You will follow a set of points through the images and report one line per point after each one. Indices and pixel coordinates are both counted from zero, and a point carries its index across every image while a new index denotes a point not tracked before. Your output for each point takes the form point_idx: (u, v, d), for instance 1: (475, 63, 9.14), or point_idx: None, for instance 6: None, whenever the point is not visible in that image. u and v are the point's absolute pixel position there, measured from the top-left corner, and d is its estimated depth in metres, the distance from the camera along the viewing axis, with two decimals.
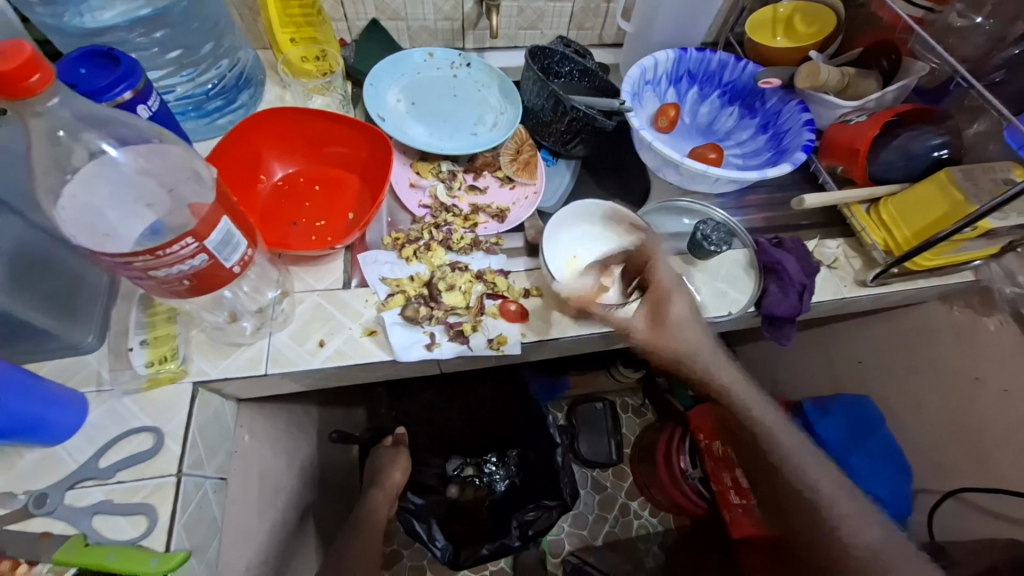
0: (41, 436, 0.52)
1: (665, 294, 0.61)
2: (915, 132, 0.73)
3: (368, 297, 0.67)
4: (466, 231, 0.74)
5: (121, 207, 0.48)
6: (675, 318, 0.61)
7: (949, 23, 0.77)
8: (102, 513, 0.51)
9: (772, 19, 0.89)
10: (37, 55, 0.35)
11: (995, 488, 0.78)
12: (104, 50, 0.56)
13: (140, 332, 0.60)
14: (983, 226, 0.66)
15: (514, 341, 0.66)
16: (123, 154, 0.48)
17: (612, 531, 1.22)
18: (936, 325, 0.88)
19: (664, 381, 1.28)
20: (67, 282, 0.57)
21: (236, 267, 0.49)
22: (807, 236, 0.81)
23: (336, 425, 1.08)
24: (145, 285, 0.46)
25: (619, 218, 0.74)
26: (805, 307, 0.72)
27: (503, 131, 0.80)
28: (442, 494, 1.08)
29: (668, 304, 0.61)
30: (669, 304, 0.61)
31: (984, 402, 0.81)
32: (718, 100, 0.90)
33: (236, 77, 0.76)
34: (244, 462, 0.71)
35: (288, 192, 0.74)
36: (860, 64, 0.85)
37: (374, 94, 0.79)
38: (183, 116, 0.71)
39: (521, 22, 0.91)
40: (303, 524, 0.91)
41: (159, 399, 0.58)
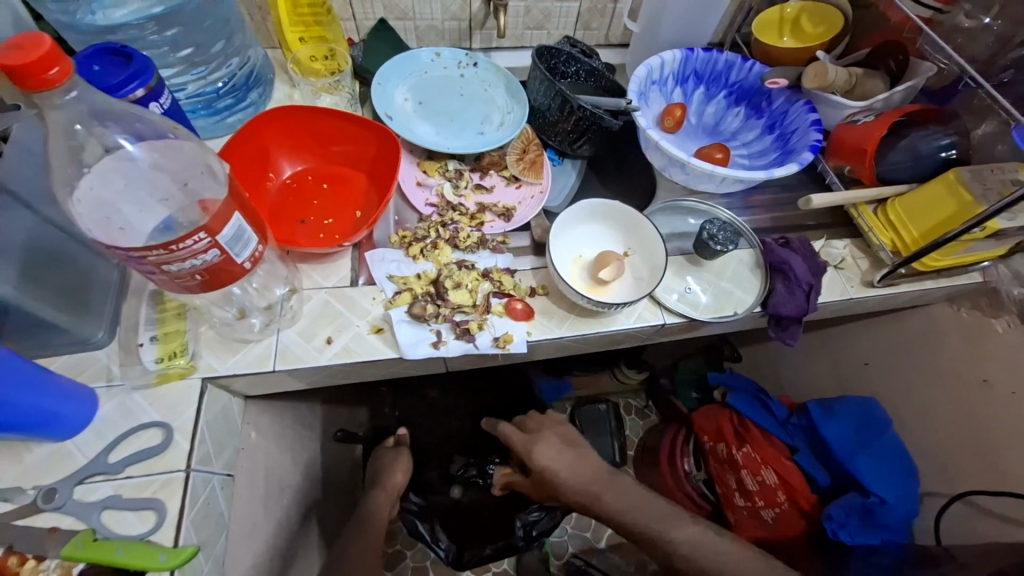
0: (51, 431, 0.53)
1: (529, 444, 0.75)
2: (923, 132, 0.73)
3: (375, 295, 0.67)
4: (473, 230, 0.74)
5: (136, 202, 0.49)
6: (546, 468, 0.72)
7: (957, 24, 0.77)
8: (111, 508, 0.52)
9: (779, 19, 0.89)
10: (56, 49, 0.36)
11: (1004, 490, 0.78)
12: (116, 47, 0.57)
13: (150, 327, 0.60)
14: (992, 225, 0.66)
15: (520, 339, 0.66)
16: (139, 149, 0.49)
17: (615, 532, 1.22)
18: (943, 326, 0.87)
19: (667, 382, 1.29)
20: (78, 278, 0.57)
21: (247, 263, 0.50)
22: (815, 236, 0.81)
23: (340, 423, 1.09)
24: (158, 280, 0.47)
25: (631, 226, 0.74)
26: (811, 308, 0.71)
27: (509, 130, 0.80)
28: (445, 495, 1.07)
29: (533, 455, 0.74)
30: (533, 455, 0.74)
31: (991, 404, 0.81)
32: (724, 100, 0.90)
33: (246, 76, 0.77)
34: (250, 460, 0.72)
35: (296, 190, 0.74)
36: (868, 65, 0.85)
37: (382, 93, 0.80)
38: (193, 114, 0.72)
39: (528, 22, 0.92)
40: (307, 522, 0.91)
41: (169, 394, 0.58)
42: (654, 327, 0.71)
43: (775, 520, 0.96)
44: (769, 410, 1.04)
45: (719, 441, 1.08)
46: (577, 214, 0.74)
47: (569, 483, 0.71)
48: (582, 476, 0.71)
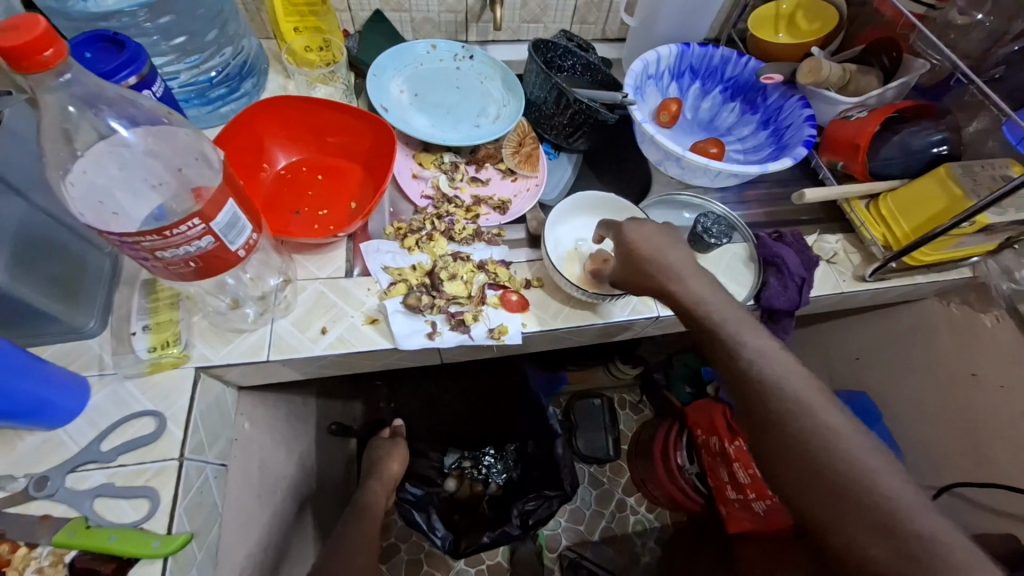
0: (42, 418, 0.52)
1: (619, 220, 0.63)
2: (915, 128, 0.74)
3: (370, 286, 0.67)
4: (468, 222, 0.74)
5: (129, 188, 0.48)
6: (639, 243, 0.60)
7: (950, 20, 0.78)
8: (104, 496, 0.52)
9: (774, 15, 0.89)
10: (51, 30, 0.35)
11: (993, 483, 0.79)
12: (109, 34, 0.56)
13: (142, 317, 0.60)
14: (981, 221, 0.67)
15: (515, 331, 0.66)
16: (134, 134, 0.48)
17: (609, 526, 1.23)
18: (934, 321, 0.88)
19: (661, 377, 1.29)
20: (71, 266, 0.57)
21: (241, 251, 0.50)
22: (807, 231, 0.82)
23: (334, 417, 1.08)
24: (151, 267, 0.46)
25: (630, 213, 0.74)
26: (803, 301, 0.73)
27: (504, 123, 0.80)
28: (441, 487, 1.09)
29: (624, 230, 0.61)
30: (626, 234, 0.61)
31: (980, 397, 0.82)
32: (719, 95, 0.90)
33: (240, 65, 0.76)
34: (245, 449, 0.72)
35: (290, 180, 0.74)
36: (862, 60, 0.85)
37: (377, 84, 0.79)
38: (186, 103, 0.71)
39: (525, 15, 0.92)
40: (302, 513, 0.91)
41: (162, 383, 0.58)
42: (647, 319, 0.71)
43: (768, 512, 0.97)
44: None
45: (712, 434, 1.07)
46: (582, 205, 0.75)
47: (678, 279, 0.56)
48: (692, 270, 0.57)
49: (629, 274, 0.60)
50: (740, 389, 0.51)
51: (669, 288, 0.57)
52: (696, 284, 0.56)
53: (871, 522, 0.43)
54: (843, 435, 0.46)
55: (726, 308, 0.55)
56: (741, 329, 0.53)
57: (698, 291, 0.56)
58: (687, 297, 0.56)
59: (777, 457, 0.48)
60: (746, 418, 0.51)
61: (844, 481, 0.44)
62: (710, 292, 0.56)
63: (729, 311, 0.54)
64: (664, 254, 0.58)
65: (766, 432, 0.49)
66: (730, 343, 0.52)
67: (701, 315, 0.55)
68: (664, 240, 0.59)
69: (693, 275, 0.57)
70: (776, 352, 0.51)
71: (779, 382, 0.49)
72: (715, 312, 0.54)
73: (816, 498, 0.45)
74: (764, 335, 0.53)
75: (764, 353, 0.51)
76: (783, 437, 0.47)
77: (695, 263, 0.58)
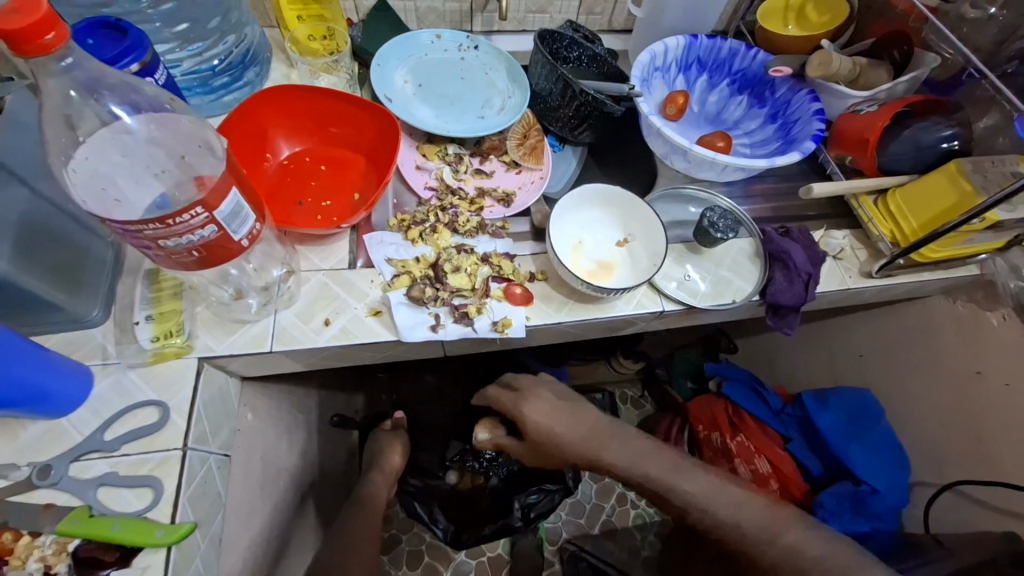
0: (44, 407, 0.52)
1: (518, 398, 0.72)
2: (926, 123, 0.73)
3: (373, 278, 0.67)
4: (472, 215, 0.73)
5: (132, 177, 0.48)
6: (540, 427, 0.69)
7: (962, 14, 0.77)
8: (107, 485, 0.52)
9: (784, 6, 0.88)
10: (53, 13, 0.35)
11: (998, 483, 0.78)
12: (111, 21, 0.56)
13: (145, 307, 0.60)
14: (991, 217, 0.66)
15: (519, 324, 0.66)
16: (137, 121, 0.48)
17: (609, 519, 1.24)
18: (939, 318, 0.88)
19: (664, 372, 1.28)
20: (74, 255, 0.57)
21: (245, 241, 0.49)
22: (815, 226, 0.81)
23: (336, 409, 1.09)
24: (154, 256, 0.46)
25: (631, 212, 0.74)
26: (809, 297, 0.72)
27: (509, 115, 0.80)
28: (441, 480, 1.08)
29: (525, 412, 0.70)
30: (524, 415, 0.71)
31: (985, 395, 0.81)
32: (727, 89, 0.89)
33: (242, 53, 0.75)
34: (247, 439, 0.72)
35: (293, 171, 0.73)
36: (872, 54, 0.84)
37: (381, 74, 0.79)
38: (188, 92, 0.71)
39: (530, 5, 0.91)
40: (304, 503, 0.92)
41: (166, 373, 0.58)
42: (652, 313, 0.71)
43: None
44: (763, 400, 1.07)
45: (714, 431, 1.08)
46: (586, 198, 0.75)
47: (568, 442, 0.68)
48: (576, 433, 0.68)
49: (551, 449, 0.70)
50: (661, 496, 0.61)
51: (566, 454, 0.69)
52: (574, 438, 0.68)
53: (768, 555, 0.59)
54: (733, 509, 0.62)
55: (620, 454, 0.67)
56: (635, 463, 0.66)
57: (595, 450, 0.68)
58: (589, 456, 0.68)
59: None
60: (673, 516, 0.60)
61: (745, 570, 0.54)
62: (600, 442, 0.68)
63: (623, 452, 0.67)
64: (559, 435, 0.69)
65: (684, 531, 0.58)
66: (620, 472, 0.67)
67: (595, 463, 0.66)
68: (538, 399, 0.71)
69: (576, 432, 0.68)
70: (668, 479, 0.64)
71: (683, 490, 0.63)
72: (614, 462, 0.67)
73: None
74: (653, 462, 0.66)
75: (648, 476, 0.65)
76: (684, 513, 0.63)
77: (564, 410, 0.70)
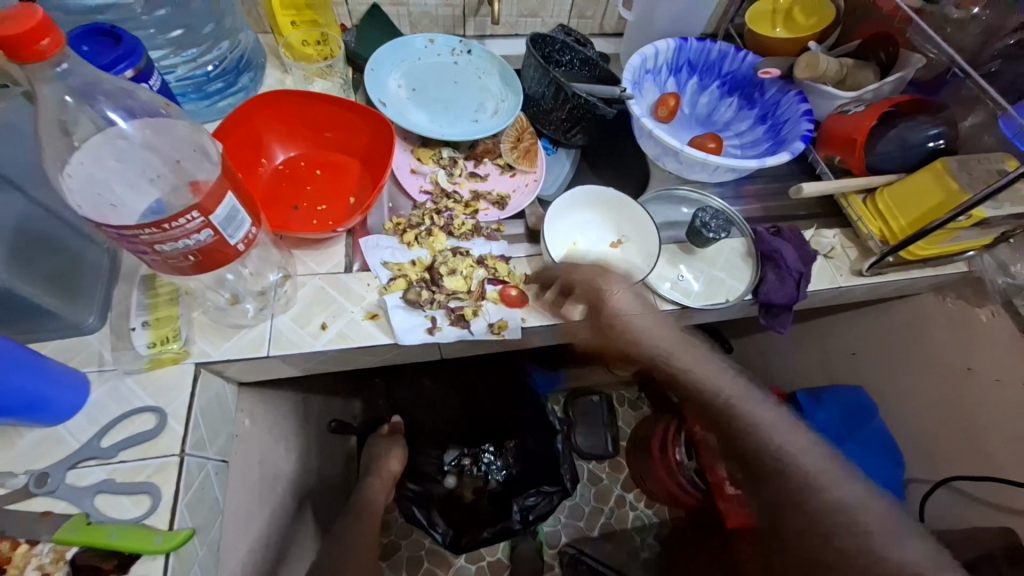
0: (41, 415, 0.52)
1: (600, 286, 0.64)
2: (912, 123, 0.74)
3: (369, 282, 0.67)
4: (467, 217, 0.74)
5: (127, 183, 0.48)
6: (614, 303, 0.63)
7: (947, 15, 0.78)
8: (104, 492, 0.52)
9: (772, 10, 0.89)
10: (48, 20, 0.35)
11: (991, 477, 0.79)
12: (106, 27, 0.56)
13: (141, 313, 0.60)
14: (976, 215, 0.67)
15: (515, 326, 0.66)
16: (133, 126, 0.48)
17: (608, 521, 1.24)
18: (929, 315, 0.89)
19: (660, 374, 1.28)
20: (70, 261, 0.57)
21: (241, 245, 0.50)
22: (805, 225, 0.82)
23: (333, 414, 1.09)
24: (151, 261, 0.46)
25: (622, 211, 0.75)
26: (801, 296, 0.73)
27: (503, 118, 0.80)
28: (440, 484, 1.08)
29: (602, 297, 0.63)
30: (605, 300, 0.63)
31: (975, 391, 0.83)
32: (717, 90, 0.90)
33: (237, 59, 0.75)
34: (244, 445, 0.72)
35: (288, 176, 0.73)
36: (859, 56, 0.85)
37: (375, 79, 0.79)
38: (182, 98, 0.70)
39: (522, 9, 0.91)
40: (302, 511, 0.91)
41: (163, 379, 0.58)
42: None
43: None
44: None
45: (709, 431, 1.08)
46: (581, 199, 0.76)
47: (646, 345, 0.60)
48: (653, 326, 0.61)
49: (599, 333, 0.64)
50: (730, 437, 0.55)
51: (632, 341, 0.61)
52: (653, 347, 0.60)
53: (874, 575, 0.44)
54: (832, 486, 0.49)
55: (696, 360, 0.58)
56: (708, 378, 0.57)
57: (671, 351, 0.60)
58: (669, 369, 0.60)
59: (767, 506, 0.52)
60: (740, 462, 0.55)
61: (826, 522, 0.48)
62: (677, 343, 0.60)
63: (706, 364, 0.58)
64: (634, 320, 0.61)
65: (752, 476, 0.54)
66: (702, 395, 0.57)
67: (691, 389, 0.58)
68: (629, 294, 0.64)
69: (652, 324, 0.62)
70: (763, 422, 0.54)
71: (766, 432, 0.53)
72: (679, 363, 0.59)
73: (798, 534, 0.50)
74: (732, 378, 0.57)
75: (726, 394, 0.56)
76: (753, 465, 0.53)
77: (652, 320, 0.62)
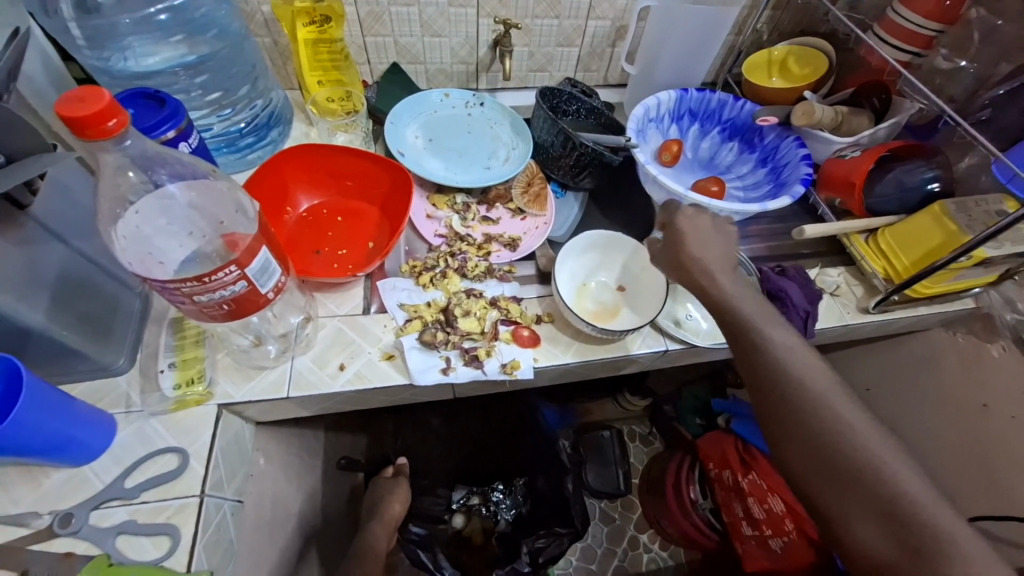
0: (69, 456, 0.54)
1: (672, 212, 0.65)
2: (908, 166, 0.77)
3: (386, 323, 0.70)
4: (480, 260, 0.77)
5: (172, 238, 0.53)
6: (683, 244, 0.62)
7: (935, 66, 0.84)
8: (126, 533, 0.53)
9: (767, 61, 0.95)
10: (114, 103, 0.39)
11: (1011, 516, 0.78)
12: (150, 92, 0.61)
13: (169, 354, 0.63)
14: (978, 255, 0.68)
15: (527, 366, 0.67)
16: (177, 188, 0.52)
17: (621, 564, 1.20)
18: (940, 352, 0.89)
19: (671, 409, 1.28)
20: (106, 306, 0.60)
21: (271, 293, 0.52)
22: (809, 264, 0.84)
23: (343, 451, 1.09)
24: (186, 310, 0.49)
25: (643, 275, 0.77)
26: (808, 334, 0.75)
27: (514, 165, 0.85)
28: (447, 524, 1.07)
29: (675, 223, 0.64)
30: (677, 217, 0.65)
31: (990, 429, 0.83)
32: (718, 135, 0.94)
33: (267, 116, 0.82)
34: (259, 483, 0.73)
35: (312, 222, 0.77)
36: (853, 102, 0.89)
37: (394, 131, 0.84)
38: (217, 152, 0.77)
39: (532, 65, 0.98)
40: (305, 554, 0.89)
41: (186, 419, 0.60)
42: (656, 352, 0.72)
43: (785, 550, 0.96)
44: None
45: (725, 468, 1.08)
46: (620, 246, 0.78)
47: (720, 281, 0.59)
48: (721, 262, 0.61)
49: (666, 258, 0.64)
50: (762, 394, 0.53)
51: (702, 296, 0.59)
52: (726, 284, 0.59)
53: (877, 509, 0.45)
54: (859, 429, 0.49)
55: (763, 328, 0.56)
56: (773, 340, 0.55)
57: (715, 286, 0.59)
58: (740, 319, 0.56)
59: (796, 454, 0.50)
60: (774, 420, 0.52)
61: (854, 471, 0.47)
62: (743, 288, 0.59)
63: (769, 313, 0.57)
64: (702, 248, 0.62)
65: (786, 431, 0.51)
66: (762, 356, 0.54)
67: (763, 344, 0.54)
68: (708, 238, 0.63)
69: (723, 273, 0.60)
70: (816, 369, 0.52)
71: (809, 381, 0.51)
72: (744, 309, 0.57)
73: (837, 495, 0.47)
74: (791, 335, 0.55)
75: (789, 350, 0.54)
76: (789, 406, 0.51)
77: (728, 262, 0.61)
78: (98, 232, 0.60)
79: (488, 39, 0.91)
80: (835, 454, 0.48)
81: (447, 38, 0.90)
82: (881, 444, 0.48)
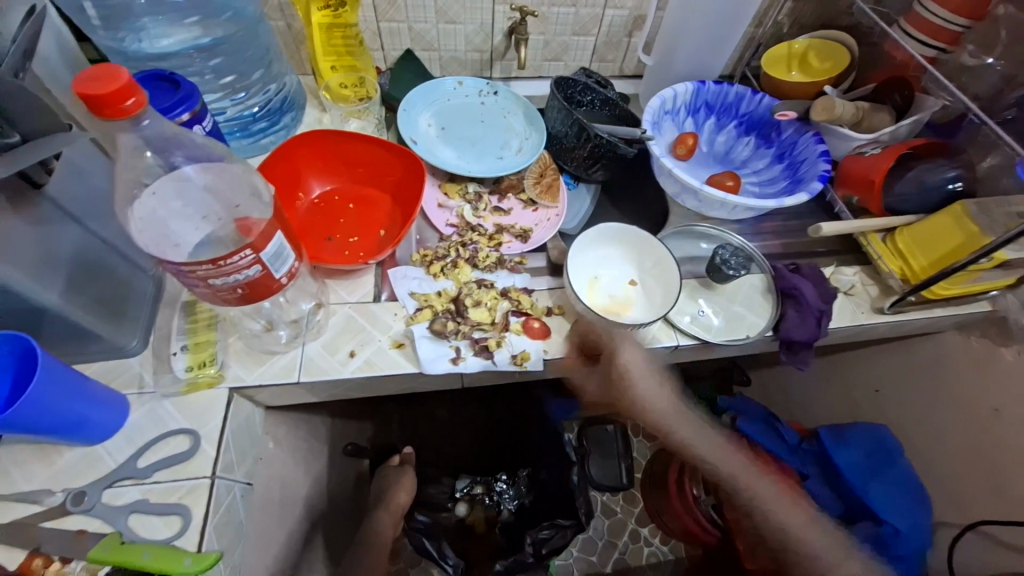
0: (83, 435, 0.54)
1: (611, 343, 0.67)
2: (930, 165, 0.75)
3: (397, 311, 0.69)
4: (491, 250, 0.76)
5: (187, 222, 0.52)
6: (624, 365, 0.66)
7: (961, 64, 0.82)
8: (138, 512, 0.53)
9: (787, 54, 0.93)
10: (132, 82, 0.39)
11: (1017, 522, 0.78)
12: (165, 74, 0.61)
13: (181, 338, 0.63)
14: (998, 257, 0.67)
15: (537, 358, 0.67)
16: (194, 171, 0.52)
17: (622, 557, 1.21)
18: (952, 355, 0.88)
19: None
20: (119, 288, 0.61)
21: (285, 278, 0.53)
22: (824, 263, 0.83)
23: (350, 437, 1.10)
24: (200, 293, 0.49)
25: (656, 271, 0.76)
26: (821, 334, 0.73)
27: (527, 156, 0.84)
28: (450, 513, 1.08)
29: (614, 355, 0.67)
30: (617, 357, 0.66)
31: (1001, 433, 0.82)
32: (735, 130, 0.93)
33: (281, 100, 0.81)
34: (269, 466, 0.74)
35: (324, 209, 0.77)
36: (874, 99, 0.87)
37: (407, 119, 0.84)
38: (230, 136, 0.77)
39: (547, 54, 0.96)
40: (311, 538, 0.91)
41: (198, 402, 0.60)
42: (666, 348, 0.72)
43: None
44: (780, 435, 1.05)
45: None
46: (634, 242, 0.77)
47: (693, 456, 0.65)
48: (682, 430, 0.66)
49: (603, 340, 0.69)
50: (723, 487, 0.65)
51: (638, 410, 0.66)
52: (651, 391, 0.66)
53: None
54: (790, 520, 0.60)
55: (686, 430, 0.66)
56: (698, 441, 0.65)
57: (664, 407, 0.67)
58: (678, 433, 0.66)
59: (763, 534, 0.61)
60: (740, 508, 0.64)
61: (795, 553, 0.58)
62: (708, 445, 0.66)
63: (698, 429, 0.66)
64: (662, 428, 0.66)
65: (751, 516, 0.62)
66: (707, 464, 0.65)
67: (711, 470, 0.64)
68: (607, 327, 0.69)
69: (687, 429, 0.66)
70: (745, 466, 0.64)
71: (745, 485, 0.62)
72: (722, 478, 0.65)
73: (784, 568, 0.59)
74: (712, 437, 0.66)
75: (719, 453, 0.65)
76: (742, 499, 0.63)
77: (636, 354, 0.68)
78: (112, 214, 0.60)
79: (503, 26, 0.90)
80: (777, 538, 0.59)
81: (462, 25, 0.89)
82: (810, 527, 0.59)
